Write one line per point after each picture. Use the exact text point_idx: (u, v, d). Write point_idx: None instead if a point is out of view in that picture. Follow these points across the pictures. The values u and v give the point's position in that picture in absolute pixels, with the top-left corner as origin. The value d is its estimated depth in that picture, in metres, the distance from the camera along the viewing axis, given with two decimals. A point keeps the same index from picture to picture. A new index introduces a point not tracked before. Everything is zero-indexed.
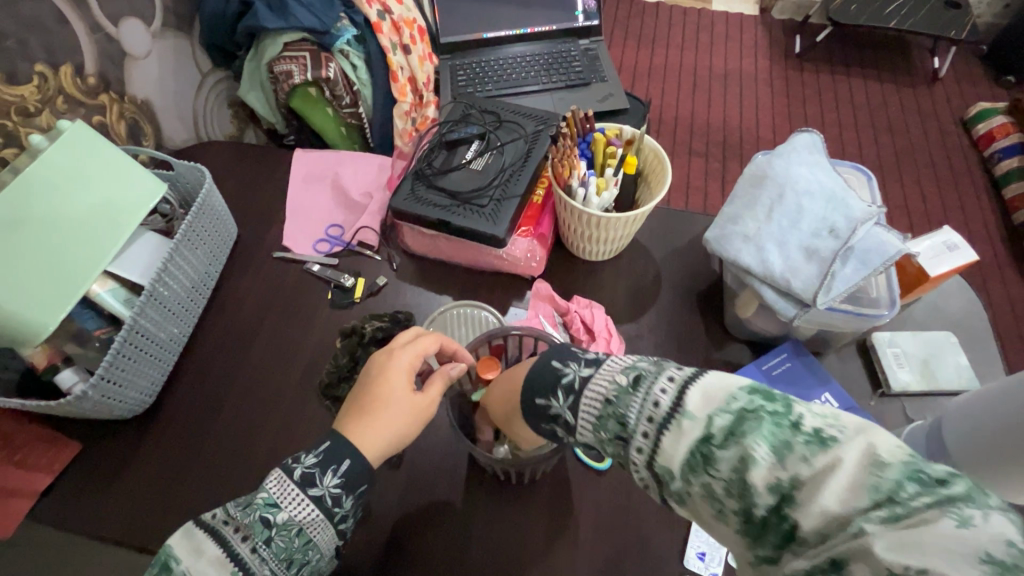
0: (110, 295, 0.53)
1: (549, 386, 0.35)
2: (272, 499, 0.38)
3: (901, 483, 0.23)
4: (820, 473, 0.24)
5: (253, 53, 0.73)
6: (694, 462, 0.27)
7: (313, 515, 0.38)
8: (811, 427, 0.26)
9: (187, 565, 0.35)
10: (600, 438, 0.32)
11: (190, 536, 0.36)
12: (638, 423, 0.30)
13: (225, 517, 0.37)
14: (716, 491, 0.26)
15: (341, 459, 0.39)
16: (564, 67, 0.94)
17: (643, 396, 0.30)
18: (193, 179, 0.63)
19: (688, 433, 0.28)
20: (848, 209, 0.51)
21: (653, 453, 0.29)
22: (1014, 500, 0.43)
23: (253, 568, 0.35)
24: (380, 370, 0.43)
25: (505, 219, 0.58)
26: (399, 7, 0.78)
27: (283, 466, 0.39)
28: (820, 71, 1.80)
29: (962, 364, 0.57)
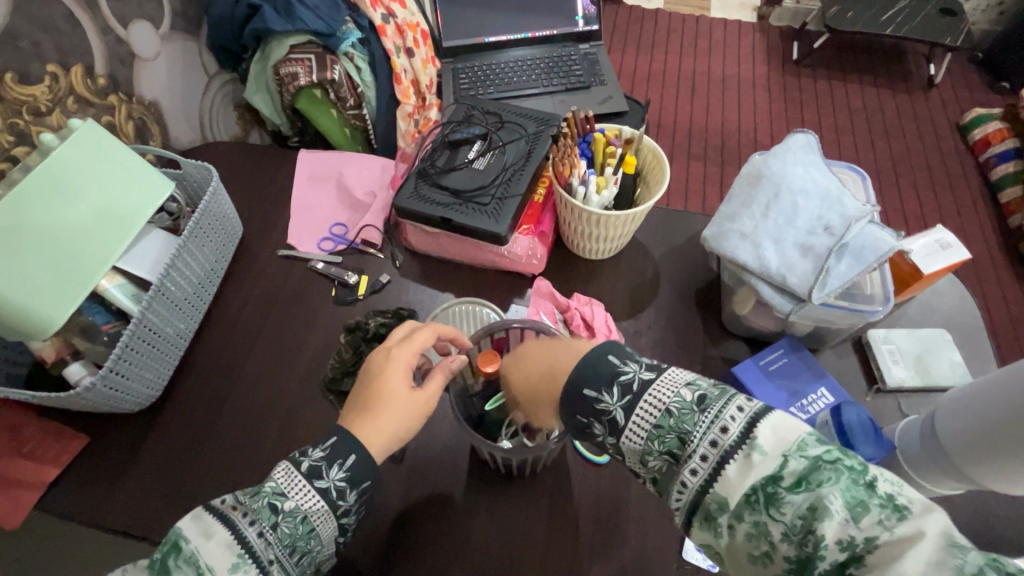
0: (118, 290, 0.54)
1: (603, 381, 0.35)
2: (279, 488, 0.39)
3: (982, 569, 0.24)
4: (897, 540, 0.25)
5: (260, 56, 0.74)
6: (757, 497, 0.29)
7: (319, 505, 0.39)
8: (885, 492, 0.27)
9: (196, 546, 0.35)
10: (651, 447, 0.33)
11: (200, 519, 0.37)
12: (700, 445, 0.31)
13: (234, 503, 0.37)
14: (774, 531, 0.28)
15: (347, 455, 0.40)
16: (565, 71, 0.95)
17: (711, 419, 0.32)
18: (199, 178, 0.64)
19: (758, 467, 0.29)
20: (842, 208, 0.52)
21: (711, 478, 0.31)
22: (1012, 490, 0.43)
23: (259, 552, 0.36)
24: (379, 370, 0.44)
25: (507, 217, 0.59)
26: (403, 11, 0.80)
27: (291, 457, 0.40)
28: (817, 77, 1.82)
29: (956, 360, 0.58)
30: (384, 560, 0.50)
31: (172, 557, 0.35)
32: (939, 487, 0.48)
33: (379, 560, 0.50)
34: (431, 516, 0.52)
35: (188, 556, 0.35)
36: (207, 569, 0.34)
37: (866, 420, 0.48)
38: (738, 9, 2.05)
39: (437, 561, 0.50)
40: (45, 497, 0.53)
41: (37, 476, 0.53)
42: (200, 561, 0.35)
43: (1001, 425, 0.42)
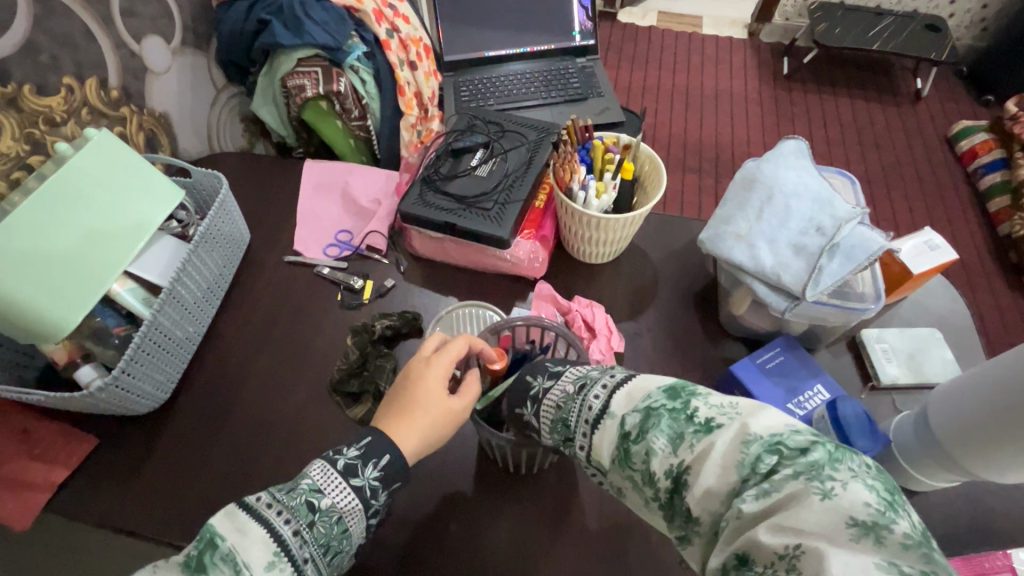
0: (129, 294, 0.55)
1: (521, 397, 0.42)
2: (316, 485, 0.39)
3: (761, 457, 0.28)
4: (700, 458, 0.30)
5: (268, 69, 0.77)
6: (619, 455, 0.34)
7: (352, 504, 0.40)
8: (703, 418, 0.31)
9: (234, 542, 0.35)
10: (554, 435, 0.39)
11: (233, 517, 0.36)
12: (578, 424, 0.37)
13: (269, 500, 0.37)
14: (637, 479, 0.33)
15: (381, 456, 0.41)
16: (563, 83, 0.98)
17: (580, 402, 0.37)
18: (209, 186, 0.66)
19: (611, 430, 0.35)
20: (834, 210, 0.54)
21: (590, 450, 0.36)
22: (1006, 478, 0.44)
23: (294, 550, 0.36)
24: (417, 377, 0.45)
25: (509, 221, 0.61)
26: (407, 26, 0.82)
27: (326, 457, 0.41)
28: (808, 91, 1.87)
29: (948, 358, 0.60)
30: (390, 558, 0.50)
31: (207, 554, 0.34)
32: (932, 480, 0.50)
33: (385, 558, 0.50)
34: (436, 514, 0.53)
35: (225, 553, 0.34)
36: (245, 565, 0.34)
37: (861, 414, 0.49)
38: (729, 26, 2.10)
39: (444, 557, 0.50)
40: (54, 499, 0.54)
41: (47, 478, 0.54)
42: (238, 559, 0.34)
43: (996, 408, 0.43)
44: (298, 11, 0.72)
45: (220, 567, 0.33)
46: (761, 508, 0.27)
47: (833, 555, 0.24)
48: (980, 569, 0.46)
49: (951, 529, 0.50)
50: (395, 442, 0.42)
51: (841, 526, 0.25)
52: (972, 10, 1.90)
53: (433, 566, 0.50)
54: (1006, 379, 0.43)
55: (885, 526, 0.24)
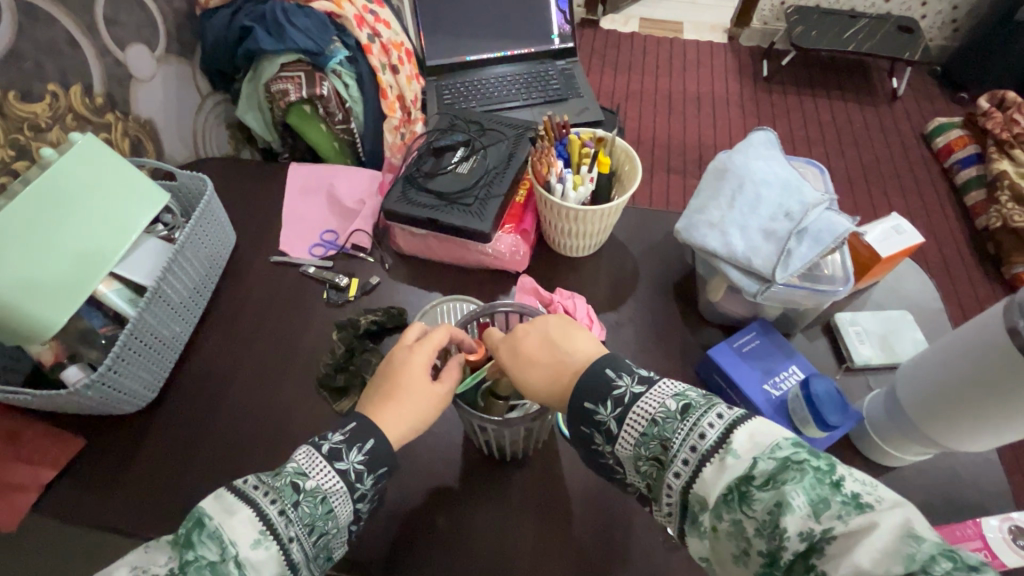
0: (115, 294, 0.56)
1: (601, 394, 0.41)
2: (301, 468, 0.41)
3: (935, 558, 0.27)
4: (853, 531, 0.29)
5: (251, 75, 0.78)
6: (732, 496, 0.33)
7: (337, 485, 0.41)
8: (850, 491, 0.31)
9: (220, 521, 0.37)
10: (639, 452, 0.39)
11: (222, 499, 0.38)
12: (681, 450, 0.37)
13: (256, 482, 0.39)
14: (747, 529, 0.32)
15: (365, 441, 0.42)
16: (543, 86, 1.00)
17: (691, 426, 0.37)
18: (193, 189, 0.67)
19: (731, 468, 0.34)
20: (802, 196, 0.56)
21: (692, 479, 0.36)
22: (969, 447, 0.47)
23: (279, 529, 0.38)
24: (401, 364, 0.46)
25: (491, 215, 0.62)
26: (388, 31, 0.84)
27: (312, 442, 0.42)
28: (787, 93, 1.91)
29: (919, 338, 0.62)
30: (378, 548, 0.51)
31: (196, 532, 0.36)
32: (902, 454, 0.51)
33: (373, 548, 0.51)
34: (423, 503, 0.53)
35: (212, 531, 0.36)
36: (231, 542, 0.36)
37: (833, 391, 0.50)
38: (709, 31, 2.15)
39: (431, 546, 0.51)
40: (41, 500, 0.54)
41: (34, 479, 0.54)
42: (225, 536, 0.36)
43: (967, 379, 0.44)
44: (281, 18, 0.74)
45: (208, 544, 0.35)
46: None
47: None
48: (951, 538, 0.49)
49: (925, 504, 0.52)
50: (379, 427, 0.43)
51: None
52: (942, 12, 1.95)
53: (420, 554, 0.51)
54: (974, 349, 0.44)
55: None
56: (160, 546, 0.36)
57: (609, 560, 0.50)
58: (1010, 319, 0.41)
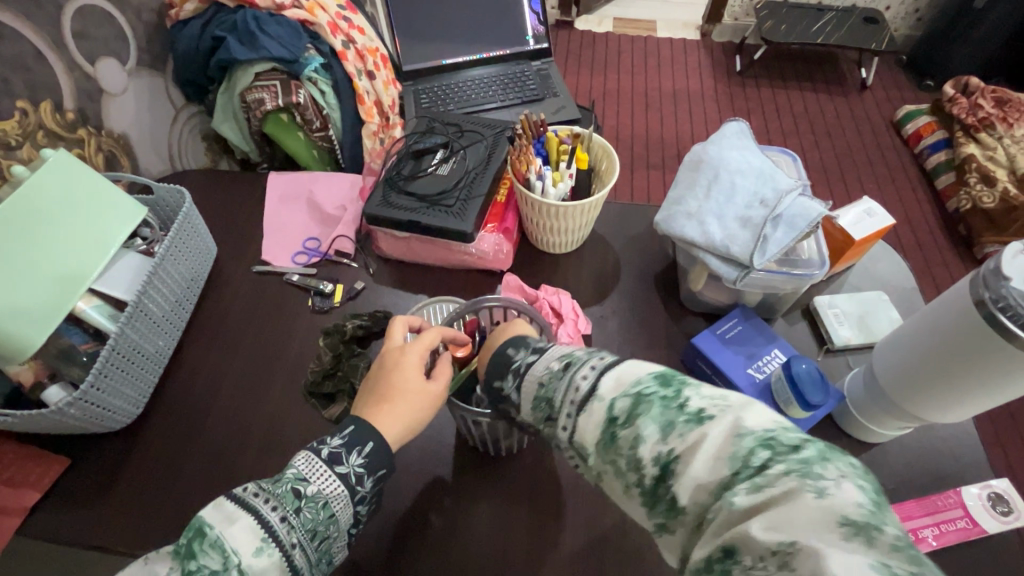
0: (95, 310, 0.55)
1: (501, 370, 0.42)
2: (301, 474, 0.41)
3: (755, 451, 0.29)
4: (692, 447, 0.30)
5: (226, 86, 0.77)
6: (605, 439, 0.34)
7: (338, 490, 0.41)
8: (695, 407, 0.32)
9: (221, 530, 0.36)
10: (536, 415, 0.39)
11: (222, 507, 0.38)
12: (564, 404, 0.37)
13: (256, 490, 0.39)
14: (620, 465, 0.33)
15: (364, 444, 0.43)
16: (519, 87, 1.01)
17: (568, 382, 0.37)
18: (172, 202, 0.66)
19: (598, 413, 0.34)
20: (775, 183, 0.57)
21: (574, 431, 0.36)
22: (946, 420, 0.49)
23: (282, 536, 0.38)
24: (395, 366, 0.46)
25: (472, 215, 0.63)
26: (362, 37, 0.85)
27: (311, 447, 0.42)
28: (760, 86, 1.95)
29: (894, 317, 0.63)
30: (371, 549, 0.51)
31: (197, 542, 0.36)
32: (886, 431, 0.53)
33: (368, 550, 0.51)
34: (417, 503, 0.53)
35: (213, 540, 0.36)
36: (233, 551, 0.36)
37: (815, 371, 0.51)
38: (682, 28, 2.18)
39: (426, 545, 0.51)
40: (27, 522, 0.53)
41: (18, 502, 0.53)
42: (226, 545, 0.36)
43: (938, 349, 0.46)
44: (253, 28, 0.74)
45: (210, 554, 0.35)
46: (751, 502, 0.27)
47: (828, 556, 0.24)
48: (935, 508, 0.50)
49: (908, 476, 0.53)
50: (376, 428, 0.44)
51: (835, 526, 0.25)
52: (906, 2, 2.00)
53: (416, 553, 0.51)
54: (945, 322, 0.45)
55: (877, 528, 0.24)
56: (157, 559, 0.36)
57: (603, 550, 0.51)
58: (976, 292, 0.43)
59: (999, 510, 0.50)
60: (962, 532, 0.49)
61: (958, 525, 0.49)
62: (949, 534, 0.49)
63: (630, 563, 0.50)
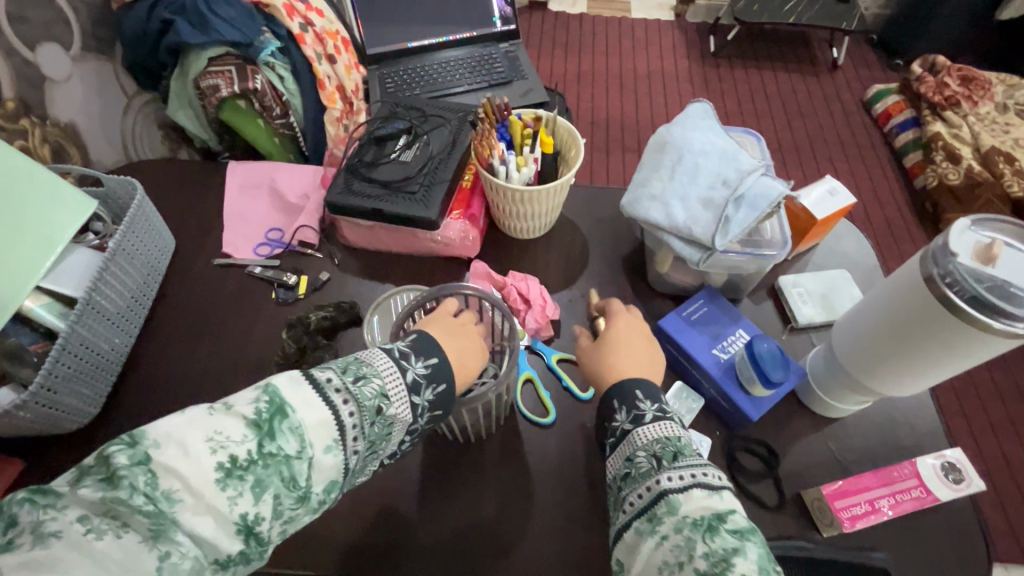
0: (44, 309, 0.53)
1: (654, 394, 0.47)
2: (383, 389, 0.40)
3: None
4: None
5: (179, 71, 0.74)
6: (700, 522, 0.38)
7: (406, 417, 0.41)
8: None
9: (304, 417, 0.36)
10: (650, 448, 0.43)
11: (304, 390, 0.36)
12: (685, 468, 0.41)
13: (339, 387, 0.38)
14: (694, 543, 0.37)
15: (439, 383, 0.42)
16: (487, 69, 0.98)
17: (702, 463, 0.42)
18: (123, 194, 0.63)
19: (714, 504, 0.39)
20: (739, 164, 0.57)
21: (677, 489, 0.40)
22: (900, 393, 0.50)
23: (348, 441, 0.37)
24: (472, 324, 0.49)
25: (436, 202, 0.62)
26: (320, 19, 0.82)
27: (399, 359, 0.42)
28: (734, 67, 1.95)
29: (856, 294, 0.65)
30: (339, 540, 0.51)
31: (278, 420, 0.35)
32: (846, 405, 0.54)
33: (336, 540, 0.51)
34: (387, 492, 0.53)
35: (293, 424, 0.35)
36: (309, 442, 0.35)
37: (775, 350, 0.52)
38: (656, 9, 2.16)
39: (394, 533, 0.51)
40: None
41: None
42: (304, 436, 0.35)
43: (893, 323, 0.46)
44: (203, 8, 0.70)
45: (288, 438, 0.35)
46: None
47: None
48: (890, 479, 0.52)
49: (866, 449, 0.55)
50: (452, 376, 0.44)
51: None
52: None
53: (389, 542, 0.51)
54: (899, 298, 0.46)
55: None
56: (237, 418, 0.34)
57: (571, 531, 0.51)
58: (925, 267, 0.44)
59: (951, 478, 0.51)
60: (917, 501, 0.51)
61: (912, 495, 0.51)
62: (904, 503, 0.51)
63: (598, 543, 0.50)
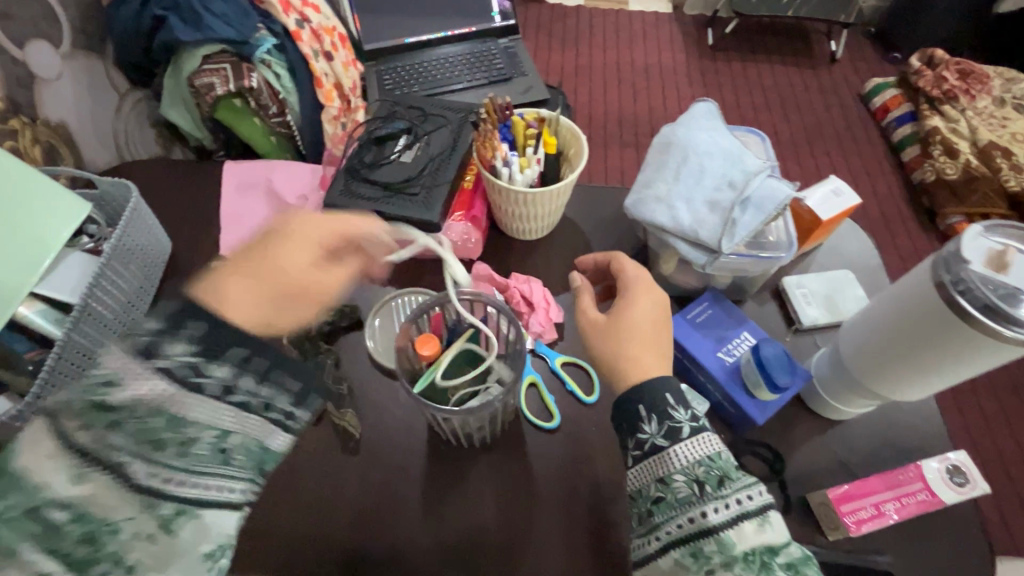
0: (39, 315, 0.52)
1: (680, 401, 0.47)
2: (110, 376, 0.34)
3: None
4: None
5: (172, 70, 0.73)
6: (753, 559, 0.38)
7: (162, 389, 0.35)
8: None
9: (24, 461, 0.31)
10: (688, 471, 0.43)
11: (36, 428, 0.32)
12: (729, 495, 0.41)
13: (59, 408, 0.32)
14: None
15: (182, 329, 0.37)
16: (486, 65, 0.97)
17: (744, 484, 0.41)
18: (118, 196, 0.62)
19: (765, 536, 0.39)
20: (744, 165, 0.57)
21: (725, 522, 0.40)
22: (903, 398, 0.50)
23: (113, 459, 0.32)
24: (289, 232, 0.55)
25: (438, 204, 0.61)
26: (317, 16, 0.80)
27: (143, 358, 0.35)
28: (731, 60, 1.93)
29: (859, 296, 0.64)
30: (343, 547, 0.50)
31: None
32: (848, 408, 0.54)
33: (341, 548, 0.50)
34: (391, 500, 0.53)
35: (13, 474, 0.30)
36: (41, 487, 0.30)
37: (782, 353, 0.52)
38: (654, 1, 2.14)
39: (398, 541, 0.51)
40: None
41: None
42: (31, 483, 0.30)
43: (898, 328, 0.46)
44: (197, 6, 0.68)
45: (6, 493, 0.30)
46: None
47: None
48: (896, 482, 0.51)
49: (870, 452, 0.55)
50: (252, 336, 0.39)
51: None
52: None
53: (393, 549, 0.50)
54: (908, 303, 0.46)
55: None
56: None
57: (577, 536, 0.51)
58: (936, 274, 0.43)
59: (957, 481, 0.51)
60: (922, 504, 0.50)
61: (918, 498, 0.50)
62: (910, 507, 0.50)
63: (604, 548, 0.50)
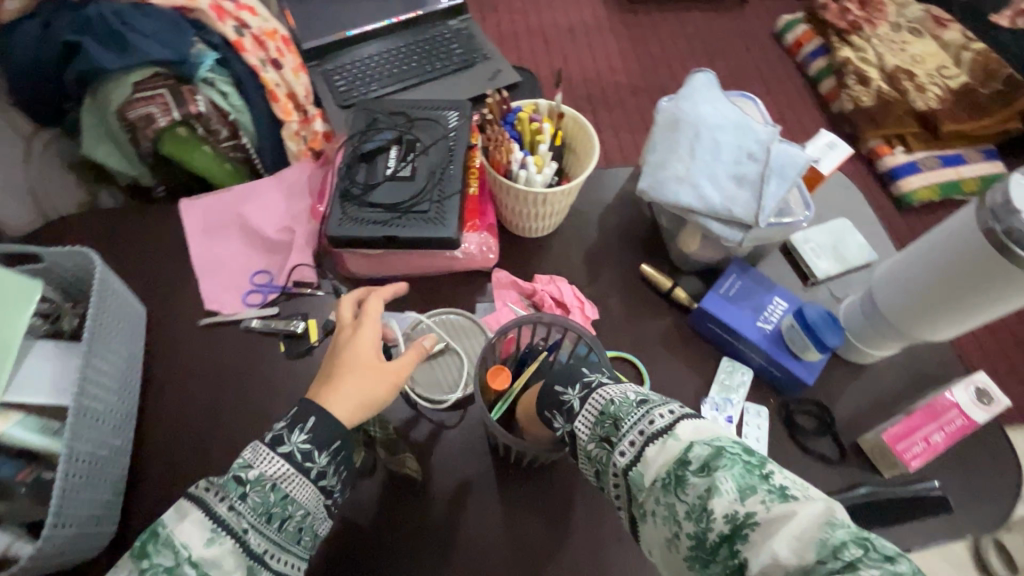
0: (20, 428, 0.43)
1: (568, 377, 0.41)
2: (245, 461, 0.39)
3: (847, 545, 0.27)
4: (775, 518, 0.28)
5: (92, 102, 0.62)
6: (668, 481, 0.32)
7: (283, 469, 0.39)
8: (778, 484, 0.30)
9: (173, 527, 0.36)
10: (594, 433, 0.37)
11: (179, 506, 0.37)
12: (630, 432, 0.35)
13: (207, 484, 0.38)
14: (679, 513, 0.31)
15: (307, 420, 0.41)
16: (444, 51, 0.91)
17: (639, 413, 0.35)
18: (72, 265, 0.51)
19: (671, 450, 0.33)
20: (755, 134, 0.57)
21: (635, 460, 0.34)
22: (935, 337, 0.54)
23: (230, 523, 0.37)
24: (347, 343, 0.46)
25: (453, 218, 0.57)
26: (255, 19, 0.71)
27: (271, 445, 0.40)
28: (651, 10, 1.93)
29: (860, 241, 0.67)
30: None
31: (151, 542, 0.36)
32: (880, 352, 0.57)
33: None
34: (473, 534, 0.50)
35: (165, 537, 0.36)
36: (183, 546, 0.36)
37: (824, 314, 0.54)
38: None
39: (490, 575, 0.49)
40: None
41: None
42: (176, 541, 0.36)
43: (943, 275, 0.49)
44: (115, 23, 0.59)
45: (162, 552, 0.35)
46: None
47: None
48: (935, 412, 0.54)
49: (902, 388, 0.59)
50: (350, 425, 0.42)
51: None
52: None
53: None
54: (956, 251, 0.48)
55: None
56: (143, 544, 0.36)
57: None
58: (986, 223, 0.45)
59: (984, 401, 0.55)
60: (960, 429, 0.54)
61: (956, 424, 0.54)
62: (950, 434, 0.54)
63: None
